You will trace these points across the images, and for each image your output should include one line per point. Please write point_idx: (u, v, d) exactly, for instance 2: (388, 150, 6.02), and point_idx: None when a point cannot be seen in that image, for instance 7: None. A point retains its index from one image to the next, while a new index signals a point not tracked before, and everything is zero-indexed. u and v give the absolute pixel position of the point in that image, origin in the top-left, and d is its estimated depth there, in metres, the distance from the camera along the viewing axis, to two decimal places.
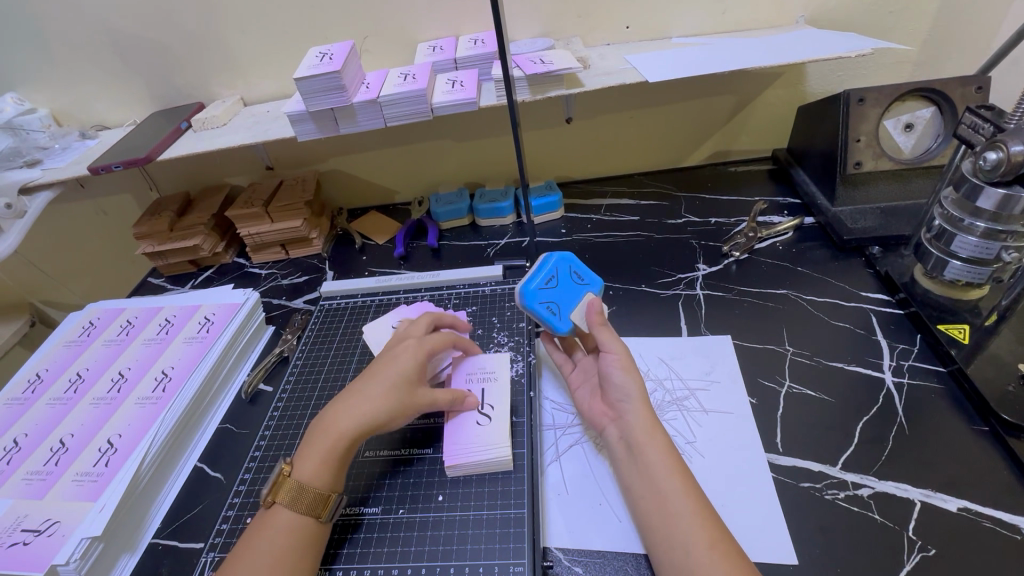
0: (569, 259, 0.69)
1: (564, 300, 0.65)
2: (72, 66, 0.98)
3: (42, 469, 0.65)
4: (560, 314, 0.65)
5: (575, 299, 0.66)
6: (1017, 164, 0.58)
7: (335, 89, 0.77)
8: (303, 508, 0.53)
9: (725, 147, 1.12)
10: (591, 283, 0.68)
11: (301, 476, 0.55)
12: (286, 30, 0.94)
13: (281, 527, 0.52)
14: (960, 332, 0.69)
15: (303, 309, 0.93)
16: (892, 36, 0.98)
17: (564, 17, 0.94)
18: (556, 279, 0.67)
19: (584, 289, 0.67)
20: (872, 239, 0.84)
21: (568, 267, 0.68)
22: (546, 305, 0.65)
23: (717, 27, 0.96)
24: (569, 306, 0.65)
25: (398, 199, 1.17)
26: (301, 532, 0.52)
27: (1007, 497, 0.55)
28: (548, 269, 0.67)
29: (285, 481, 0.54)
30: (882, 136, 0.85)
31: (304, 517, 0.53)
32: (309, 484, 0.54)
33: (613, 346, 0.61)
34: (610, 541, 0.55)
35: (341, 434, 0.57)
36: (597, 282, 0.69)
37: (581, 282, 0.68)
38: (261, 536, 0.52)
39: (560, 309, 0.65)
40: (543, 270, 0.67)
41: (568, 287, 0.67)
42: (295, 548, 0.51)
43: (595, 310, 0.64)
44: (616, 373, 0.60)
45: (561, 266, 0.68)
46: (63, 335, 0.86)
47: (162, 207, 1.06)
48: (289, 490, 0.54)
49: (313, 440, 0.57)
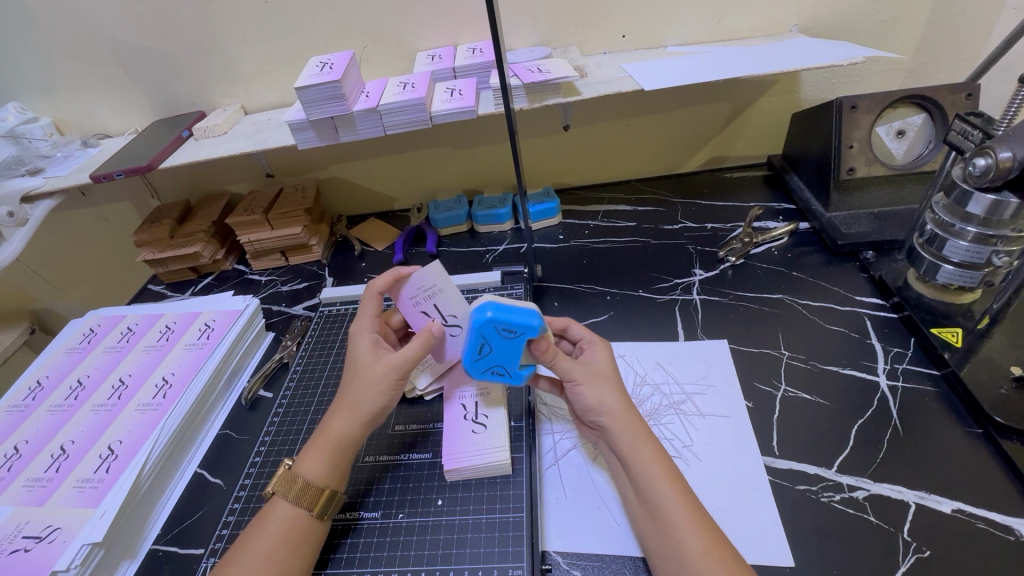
0: (492, 313, 0.56)
1: (505, 359, 0.59)
2: (74, 76, 0.99)
3: (42, 476, 0.65)
4: (509, 370, 0.60)
5: (516, 354, 0.58)
6: (1006, 170, 0.58)
7: (335, 98, 0.78)
8: (309, 506, 0.54)
9: (720, 154, 1.13)
10: (526, 331, 0.56)
11: (308, 472, 0.55)
12: (287, 40, 0.95)
13: (281, 522, 0.53)
14: (953, 336, 0.69)
15: (302, 316, 0.93)
16: (883, 45, 0.99)
17: (560, 26, 0.95)
18: (488, 344, 0.57)
19: (521, 341, 0.56)
20: (866, 244, 0.85)
21: (494, 326, 0.56)
22: (490, 369, 0.60)
23: (711, 36, 0.97)
24: (514, 362, 0.59)
25: (398, 205, 1.18)
26: (301, 528, 0.53)
27: (1001, 499, 0.55)
28: (474, 339, 0.57)
29: (291, 477, 0.55)
30: (874, 142, 0.87)
31: (308, 514, 0.54)
32: (316, 481, 0.55)
33: (573, 373, 0.59)
34: (608, 544, 0.55)
35: (348, 434, 0.58)
36: (535, 326, 0.55)
37: (514, 335, 0.56)
38: (261, 529, 0.52)
39: (506, 366, 0.59)
40: (471, 340, 0.57)
41: (503, 347, 0.57)
42: (294, 544, 0.52)
43: (543, 350, 0.57)
44: (588, 395, 0.58)
45: (484, 329, 0.56)
46: (64, 342, 0.86)
47: (162, 214, 1.06)
48: (294, 485, 0.54)
49: (321, 438, 0.58)
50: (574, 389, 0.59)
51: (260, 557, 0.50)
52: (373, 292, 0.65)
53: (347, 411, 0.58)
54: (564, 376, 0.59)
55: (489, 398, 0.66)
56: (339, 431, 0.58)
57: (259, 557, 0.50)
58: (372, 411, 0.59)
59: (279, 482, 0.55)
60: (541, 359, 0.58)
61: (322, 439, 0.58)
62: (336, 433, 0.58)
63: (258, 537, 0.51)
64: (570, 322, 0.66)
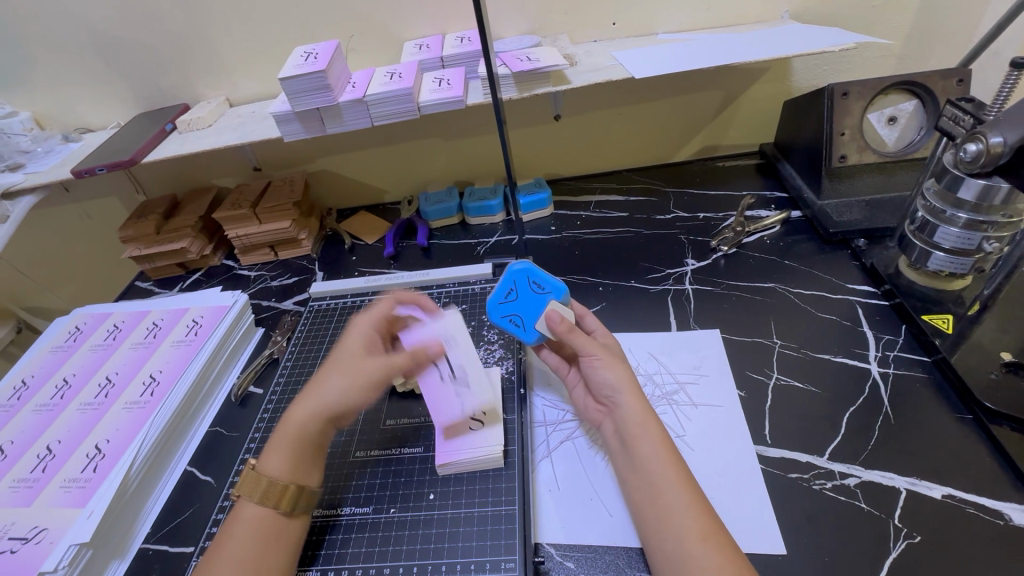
0: (528, 267, 0.65)
1: (526, 313, 0.63)
2: (54, 70, 0.97)
3: (29, 476, 0.64)
4: (525, 326, 0.63)
5: (538, 311, 0.63)
6: (997, 156, 0.58)
7: (320, 88, 0.77)
8: (275, 504, 0.53)
9: (713, 143, 1.12)
10: (553, 291, 0.63)
11: (270, 470, 0.55)
12: (271, 30, 0.93)
13: (247, 524, 0.52)
14: (943, 323, 0.69)
15: (292, 310, 0.92)
16: (874, 31, 0.98)
17: (549, 14, 0.94)
18: (516, 291, 0.64)
19: (546, 299, 0.63)
20: (858, 232, 0.85)
21: (526, 277, 0.64)
22: (508, 318, 0.64)
23: (702, 23, 0.96)
24: (533, 317, 0.63)
25: (388, 198, 1.17)
26: (271, 526, 0.52)
27: (991, 484, 0.55)
28: (507, 283, 0.64)
29: (254, 477, 0.54)
30: (866, 129, 0.86)
31: (275, 513, 0.53)
32: (279, 478, 0.54)
33: (590, 347, 0.59)
34: (602, 534, 0.55)
35: (310, 427, 0.57)
36: (562, 290, 0.63)
37: (544, 290, 0.63)
38: (230, 533, 0.52)
39: (524, 321, 0.63)
40: (501, 284, 0.65)
41: (528, 299, 0.63)
42: (264, 543, 0.51)
43: (559, 322, 0.59)
44: (600, 370, 0.58)
45: (516, 277, 0.64)
46: (48, 341, 0.85)
47: (147, 209, 1.05)
48: (257, 486, 0.54)
49: (283, 433, 0.57)
50: (589, 362, 0.59)
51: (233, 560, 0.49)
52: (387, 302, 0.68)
53: (310, 406, 0.58)
54: (581, 350, 0.59)
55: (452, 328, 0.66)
56: (301, 427, 0.57)
57: (232, 559, 0.49)
58: (337, 406, 0.58)
59: (241, 484, 0.54)
60: (559, 329, 0.60)
61: (285, 434, 0.57)
62: (296, 429, 0.57)
63: (238, 540, 0.51)
64: (586, 312, 0.67)
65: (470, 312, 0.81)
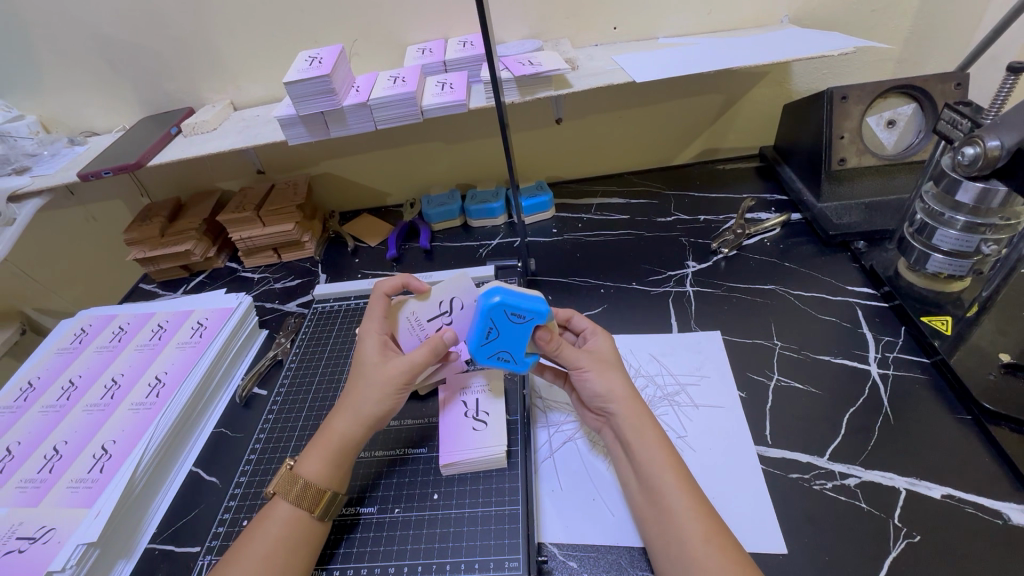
0: (502, 297, 0.57)
1: (512, 345, 0.60)
2: (61, 74, 0.98)
3: (36, 477, 0.65)
4: (515, 357, 0.61)
5: (524, 339, 0.59)
6: (994, 160, 0.58)
7: (325, 92, 0.78)
8: (310, 507, 0.54)
9: (713, 146, 1.13)
10: (536, 316, 0.57)
11: (309, 473, 0.55)
12: (276, 34, 0.94)
13: (281, 523, 0.53)
14: (942, 324, 0.70)
15: (296, 312, 0.93)
16: (873, 35, 0.99)
17: (551, 18, 0.95)
18: (496, 328, 0.58)
19: (529, 326, 0.58)
20: (857, 234, 0.85)
21: (503, 311, 0.57)
22: (496, 355, 0.61)
23: (702, 27, 0.97)
24: (521, 348, 0.60)
25: (391, 201, 1.18)
26: (301, 528, 0.53)
27: (990, 484, 0.56)
28: (482, 322, 0.58)
29: (292, 477, 0.55)
30: (865, 132, 0.87)
31: (309, 515, 0.53)
32: (318, 483, 0.55)
33: (580, 362, 0.60)
34: (604, 534, 0.56)
35: (352, 436, 0.58)
36: (543, 311, 0.57)
37: (523, 320, 0.57)
38: (261, 531, 0.52)
39: (512, 352, 0.60)
40: (478, 325, 0.58)
41: (510, 331, 0.58)
42: (293, 545, 0.52)
43: (548, 340, 0.59)
44: (594, 382, 0.59)
45: (492, 313, 0.57)
46: (55, 342, 0.86)
47: (152, 212, 1.06)
48: (294, 486, 0.54)
49: (323, 439, 0.58)
50: (580, 376, 0.60)
51: (259, 557, 0.50)
52: (379, 295, 0.69)
53: (350, 414, 0.59)
54: (570, 364, 0.60)
55: (456, 290, 0.65)
56: (342, 433, 0.58)
57: (258, 558, 0.50)
58: (374, 415, 0.59)
59: (280, 482, 0.55)
60: (545, 348, 0.60)
61: (326, 441, 0.57)
62: (338, 434, 0.58)
63: (267, 537, 0.51)
64: (572, 313, 0.67)
65: None
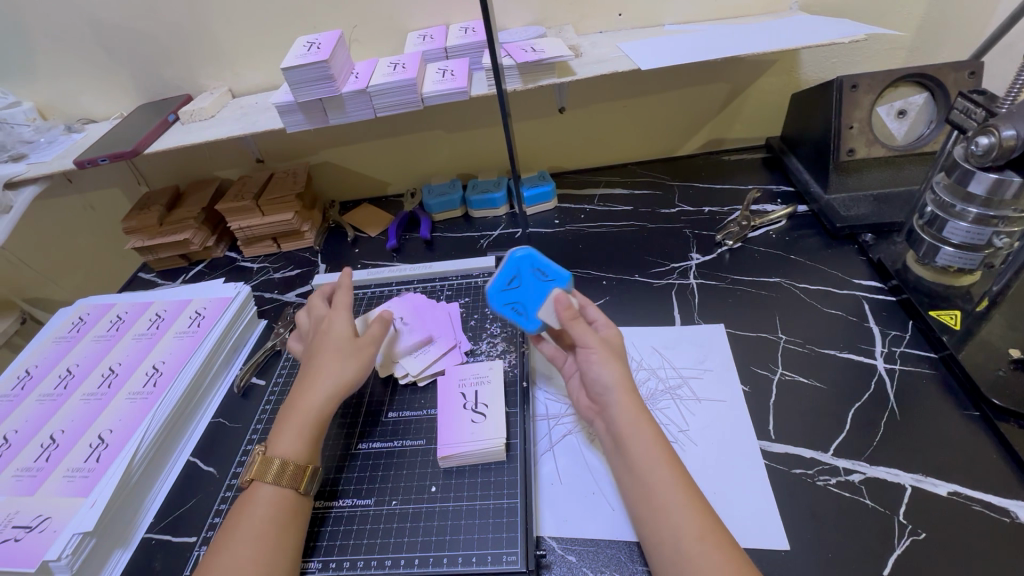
0: (531, 253, 0.65)
1: (527, 301, 0.63)
2: (57, 59, 0.96)
3: (32, 466, 0.65)
4: (527, 314, 0.63)
5: (541, 298, 0.63)
6: (1009, 150, 0.57)
7: (323, 79, 0.76)
8: (293, 485, 0.53)
9: (719, 136, 1.11)
10: (556, 278, 0.63)
11: (284, 451, 0.55)
12: (274, 20, 0.93)
13: (267, 506, 0.52)
14: (952, 319, 0.69)
15: (295, 303, 0.92)
16: (885, 22, 0.97)
17: (554, 4, 0.93)
18: (518, 279, 0.64)
19: (550, 285, 0.63)
20: (865, 226, 0.84)
21: (531, 265, 0.64)
22: (510, 306, 0.64)
23: (710, 14, 0.95)
24: (536, 306, 0.63)
25: (391, 191, 1.16)
26: (287, 507, 0.52)
27: (997, 481, 0.55)
28: (508, 269, 0.65)
29: (267, 460, 0.54)
30: (875, 122, 0.85)
31: (292, 493, 0.53)
32: (294, 460, 0.54)
33: (589, 341, 0.58)
34: (602, 529, 0.55)
35: (322, 408, 0.58)
36: (564, 275, 0.63)
37: (545, 277, 0.63)
38: (246, 515, 0.51)
39: (525, 309, 0.63)
40: (503, 272, 0.65)
41: (531, 286, 0.64)
42: (281, 527, 0.51)
43: (566, 307, 0.59)
44: (595, 367, 0.57)
45: (518, 264, 0.65)
46: (53, 331, 0.85)
47: (150, 201, 1.05)
48: (273, 468, 0.53)
49: (294, 416, 0.57)
50: (586, 356, 0.58)
51: (252, 539, 0.49)
52: (343, 286, 0.71)
53: (322, 385, 0.59)
54: (579, 342, 0.59)
55: None
56: (314, 408, 0.58)
57: (245, 544, 0.49)
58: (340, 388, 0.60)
59: (255, 468, 0.53)
60: (562, 316, 0.60)
61: (298, 416, 0.57)
62: (312, 409, 0.58)
63: (256, 520, 0.51)
64: (588, 302, 0.64)
65: (473, 305, 0.81)
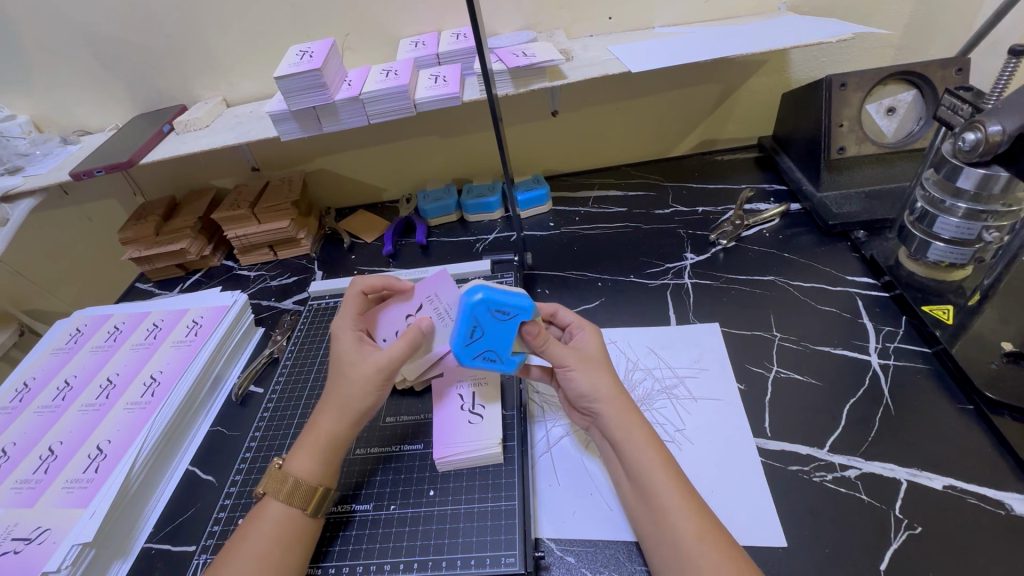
0: (485, 294, 0.56)
1: (498, 344, 0.58)
2: (51, 72, 0.97)
3: (31, 477, 0.65)
4: (503, 357, 0.59)
5: (511, 337, 0.57)
6: (995, 145, 0.57)
7: (316, 87, 0.77)
8: (302, 505, 0.53)
9: (712, 137, 1.12)
10: (521, 313, 0.56)
11: (298, 470, 0.55)
12: (267, 29, 0.93)
13: (274, 523, 0.52)
14: (944, 313, 0.69)
15: (292, 310, 0.93)
16: (873, 21, 0.98)
17: (545, 9, 0.94)
18: (479, 327, 0.57)
19: (516, 322, 0.57)
20: (857, 224, 0.84)
21: (486, 308, 0.56)
22: (483, 355, 0.59)
23: (699, 16, 0.96)
24: (508, 348, 0.58)
25: (386, 196, 1.17)
26: (295, 526, 0.52)
27: (991, 474, 0.55)
28: (466, 320, 0.57)
29: (281, 476, 0.54)
30: (865, 120, 0.86)
31: (302, 513, 0.53)
32: (308, 480, 0.54)
33: (566, 359, 0.58)
34: (599, 530, 0.55)
35: (339, 432, 0.57)
36: (527, 306, 0.56)
37: (508, 316, 0.56)
38: (255, 531, 0.51)
39: (499, 352, 0.59)
40: (463, 324, 0.57)
41: (497, 329, 0.57)
42: (288, 544, 0.51)
43: (535, 335, 0.58)
44: (580, 381, 0.57)
45: (476, 311, 0.57)
46: (51, 342, 0.86)
47: (147, 211, 1.05)
48: (284, 486, 0.53)
49: (312, 436, 0.57)
50: (565, 374, 0.58)
51: (253, 558, 0.49)
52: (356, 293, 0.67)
53: (336, 411, 0.57)
54: (557, 362, 0.58)
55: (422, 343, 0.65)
56: (330, 429, 0.57)
57: (249, 557, 0.49)
58: (359, 410, 0.58)
59: (269, 482, 0.54)
60: (534, 345, 0.58)
61: (314, 438, 0.57)
62: (326, 431, 0.57)
63: (255, 538, 0.51)
64: (558, 307, 0.64)
65: None
